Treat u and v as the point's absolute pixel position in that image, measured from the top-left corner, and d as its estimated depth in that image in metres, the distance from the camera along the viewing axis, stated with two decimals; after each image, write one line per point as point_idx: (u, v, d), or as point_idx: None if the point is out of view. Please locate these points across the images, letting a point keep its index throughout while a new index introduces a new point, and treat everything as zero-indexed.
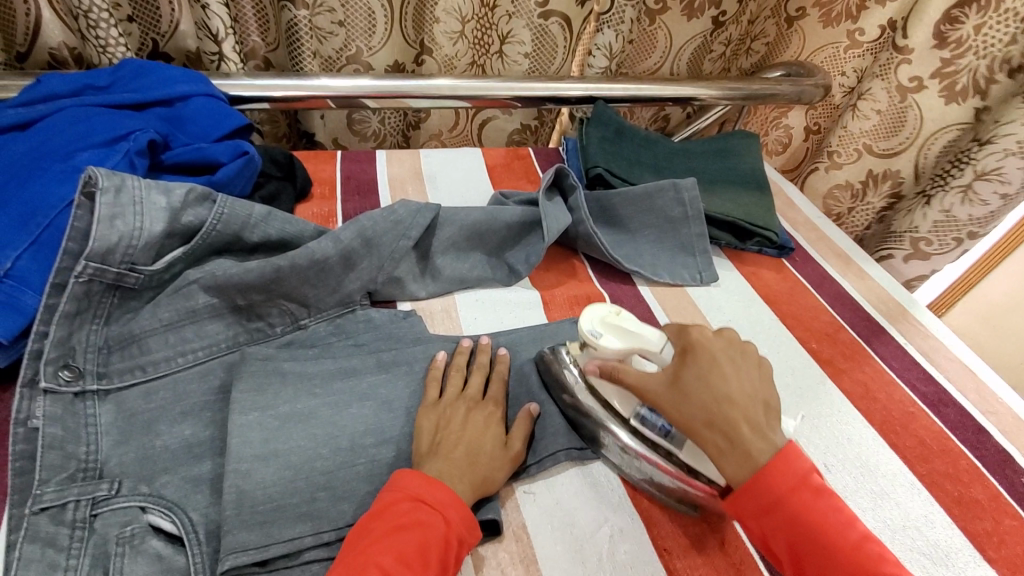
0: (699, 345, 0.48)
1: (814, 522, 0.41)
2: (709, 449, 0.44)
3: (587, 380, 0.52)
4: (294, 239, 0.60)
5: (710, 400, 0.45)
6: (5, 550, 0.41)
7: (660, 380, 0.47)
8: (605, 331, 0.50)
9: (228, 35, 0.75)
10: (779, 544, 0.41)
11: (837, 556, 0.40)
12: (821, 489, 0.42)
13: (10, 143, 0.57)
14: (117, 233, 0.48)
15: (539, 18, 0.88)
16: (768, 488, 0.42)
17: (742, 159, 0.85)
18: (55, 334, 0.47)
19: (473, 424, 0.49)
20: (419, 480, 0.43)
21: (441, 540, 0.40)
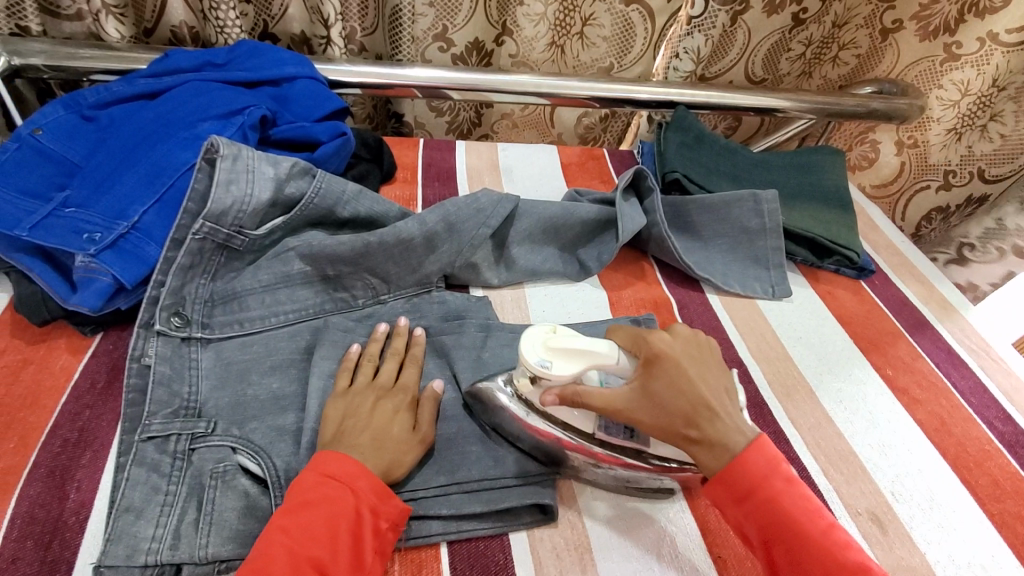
0: (661, 353, 0.46)
1: (784, 510, 0.41)
2: (689, 451, 0.44)
3: (538, 410, 0.48)
4: (381, 218, 0.64)
5: (685, 402, 0.45)
6: (114, 471, 0.45)
7: (630, 395, 0.45)
8: (555, 357, 0.45)
9: (337, 21, 0.80)
10: (750, 528, 0.42)
11: (811, 546, 0.40)
12: (794, 483, 0.43)
13: (141, 110, 0.63)
14: (231, 197, 0.54)
15: (620, 4, 0.87)
16: (739, 479, 0.42)
17: (825, 176, 0.82)
18: (171, 284, 0.52)
19: (382, 411, 0.47)
20: (322, 455, 0.43)
21: (351, 512, 0.41)
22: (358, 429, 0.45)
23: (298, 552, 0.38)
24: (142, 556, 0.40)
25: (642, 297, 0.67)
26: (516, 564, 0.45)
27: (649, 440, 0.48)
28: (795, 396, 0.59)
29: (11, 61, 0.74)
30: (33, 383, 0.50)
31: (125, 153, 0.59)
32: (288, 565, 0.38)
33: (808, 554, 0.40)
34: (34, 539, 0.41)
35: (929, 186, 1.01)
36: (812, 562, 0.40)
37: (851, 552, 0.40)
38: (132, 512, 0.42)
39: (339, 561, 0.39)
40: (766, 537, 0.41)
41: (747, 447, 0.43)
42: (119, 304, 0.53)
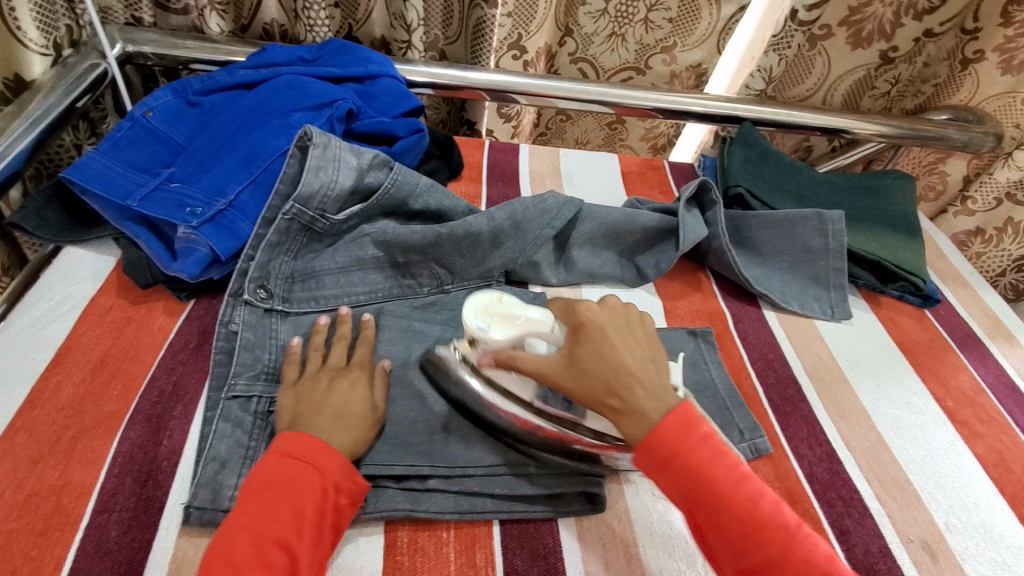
0: (589, 321, 0.46)
1: (699, 473, 0.41)
2: (606, 416, 0.44)
3: (478, 367, 0.49)
4: (449, 212, 0.66)
5: (606, 370, 0.44)
6: (203, 423, 0.49)
7: (557, 362, 0.45)
8: (494, 321, 0.46)
9: (418, 26, 0.84)
10: (673, 493, 0.42)
11: (732, 506, 0.40)
12: (715, 444, 0.42)
13: (240, 98, 0.69)
14: (319, 182, 0.58)
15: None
16: (657, 447, 0.42)
17: (893, 201, 0.81)
18: (259, 258, 0.57)
19: (337, 390, 0.48)
20: (287, 436, 0.44)
21: (314, 489, 0.42)
22: (314, 410, 0.46)
23: (263, 534, 0.39)
24: (225, 500, 0.45)
25: (697, 307, 0.68)
26: (563, 550, 0.46)
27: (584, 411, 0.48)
28: (850, 418, 0.58)
29: (126, 48, 0.81)
30: (135, 339, 0.55)
31: (225, 137, 0.65)
32: (254, 546, 0.39)
33: (721, 514, 0.40)
34: (132, 476, 0.46)
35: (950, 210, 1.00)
36: (727, 520, 0.40)
37: (771, 504, 0.40)
38: (218, 461, 0.46)
39: (304, 539, 0.40)
40: (687, 501, 0.41)
41: (663, 412, 0.43)
42: (212, 274, 0.58)
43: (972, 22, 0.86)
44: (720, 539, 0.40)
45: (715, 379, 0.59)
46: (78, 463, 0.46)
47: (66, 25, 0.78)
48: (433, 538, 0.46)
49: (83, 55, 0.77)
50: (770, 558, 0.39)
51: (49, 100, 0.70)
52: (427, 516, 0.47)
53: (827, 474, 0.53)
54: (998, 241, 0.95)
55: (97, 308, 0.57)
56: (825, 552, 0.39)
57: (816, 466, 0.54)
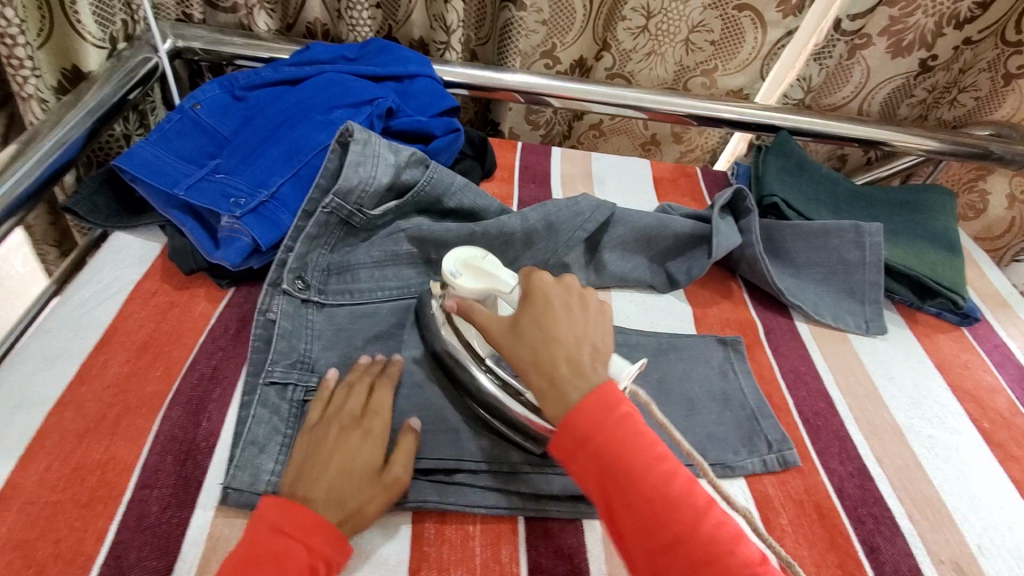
0: (535, 293, 0.47)
1: (612, 451, 0.39)
2: (535, 390, 0.43)
3: (453, 320, 0.53)
4: (482, 212, 0.67)
5: (538, 339, 0.44)
6: (241, 407, 0.51)
7: (503, 323, 0.46)
8: (465, 271, 0.51)
9: (457, 27, 0.85)
10: (590, 478, 0.39)
11: (643, 487, 0.38)
12: (632, 423, 0.40)
13: (284, 93, 0.71)
14: (358, 177, 0.59)
15: (733, 9, 0.86)
16: (576, 424, 0.40)
17: (933, 216, 0.79)
18: (298, 250, 0.58)
19: (344, 448, 0.45)
20: (276, 508, 0.41)
21: (303, 567, 0.39)
22: (318, 472, 0.44)
23: None
24: (261, 485, 0.46)
25: (728, 316, 0.68)
26: (588, 550, 0.47)
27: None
28: (883, 435, 0.57)
29: (176, 43, 0.84)
30: (178, 323, 0.57)
31: (269, 131, 0.67)
32: None
33: (633, 495, 0.38)
34: (172, 454, 0.47)
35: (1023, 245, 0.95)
36: (637, 502, 0.38)
37: (684, 485, 0.39)
38: (255, 446, 0.48)
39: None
40: (600, 480, 0.39)
41: (586, 391, 0.41)
42: (252, 264, 0.60)
43: (1015, 34, 0.83)
44: (631, 522, 0.38)
45: (743, 389, 0.58)
46: (123, 440, 0.48)
47: (122, 20, 0.81)
48: (459, 531, 0.47)
49: (136, 48, 0.80)
50: (675, 537, 0.37)
51: (103, 91, 0.73)
52: (455, 508, 0.47)
53: (858, 490, 0.52)
54: None
55: (142, 291, 0.60)
56: (735, 535, 0.37)
57: (847, 482, 0.53)
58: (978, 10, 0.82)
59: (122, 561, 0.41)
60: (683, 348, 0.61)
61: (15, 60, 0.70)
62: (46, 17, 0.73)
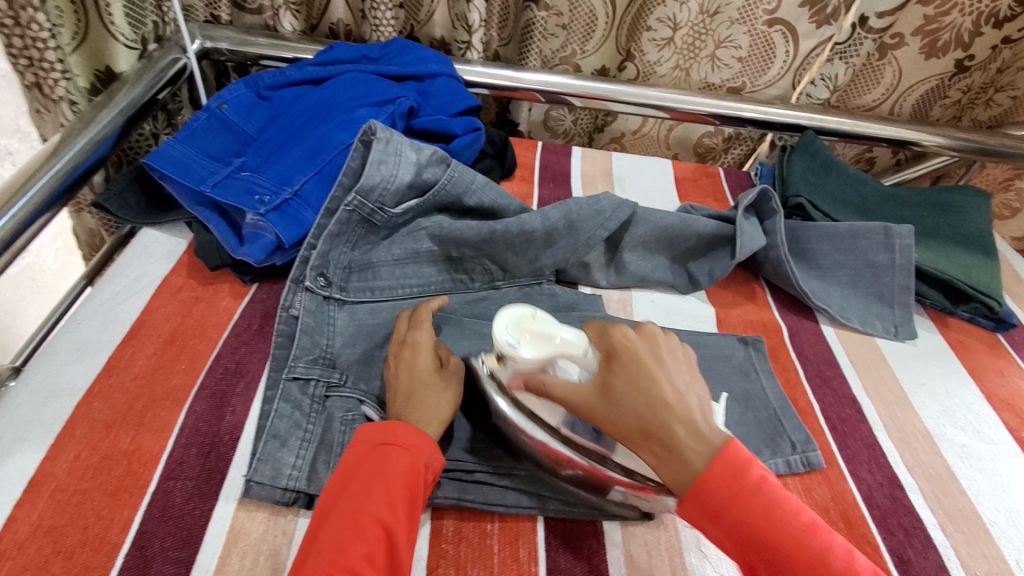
0: (621, 350, 0.43)
1: (751, 524, 0.39)
2: (648, 458, 0.41)
3: (508, 392, 0.47)
4: (502, 210, 0.67)
5: (643, 405, 0.41)
6: (265, 402, 0.51)
7: (590, 391, 0.42)
8: (525, 340, 0.44)
9: (479, 27, 0.84)
10: (729, 547, 0.40)
11: (792, 562, 0.38)
12: (763, 487, 0.39)
13: (309, 92, 0.72)
14: (380, 176, 0.60)
15: (763, 25, 0.85)
16: (709, 498, 0.39)
17: (968, 218, 0.76)
18: (320, 248, 0.59)
19: (403, 363, 0.49)
20: (370, 429, 0.45)
21: (402, 465, 0.42)
22: (393, 392, 0.48)
23: (361, 513, 0.40)
24: (283, 479, 0.46)
25: (751, 318, 0.66)
26: (607, 552, 0.46)
27: (615, 445, 0.46)
28: (914, 443, 0.55)
29: (204, 44, 0.86)
30: (203, 317, 0.58)
31: (293, 130, 0.67)
32: (354, 523, 0.40)
33: (784, 566, 0.38)
34: (197, 448, 0.48)
35: None
36: (791, 575, 0.38)
37: (840, 561, 0.38)
38: (278, 439, 0.48)
39: (400, 516, 0.41)
40: (741, 552, 0.39)
41: (707, 456, 0.40)
42: (275, 260, 0.61)
43: None
44: None
45: (766, 391, 0.57)
46: (149, 431, 0.49)
47: (153, 22, 0.83)
48: (478, 529, 0.47)
49: (166, 49, 0.82)
50: None
51: (134, 91, 0.75)
52: (474, 506, 0.47)
53: (886, 499, 0.51)
54: None
55: (169, 286, 0.61)
56: None
57: (875, 490, 0.51)
58: (1019, 8, 0.78)
59: (147, 551, 0.42)
60: (705, 349, 0.60)
61: (46, 63, 0.72)
62: (81, 20, 0.75)
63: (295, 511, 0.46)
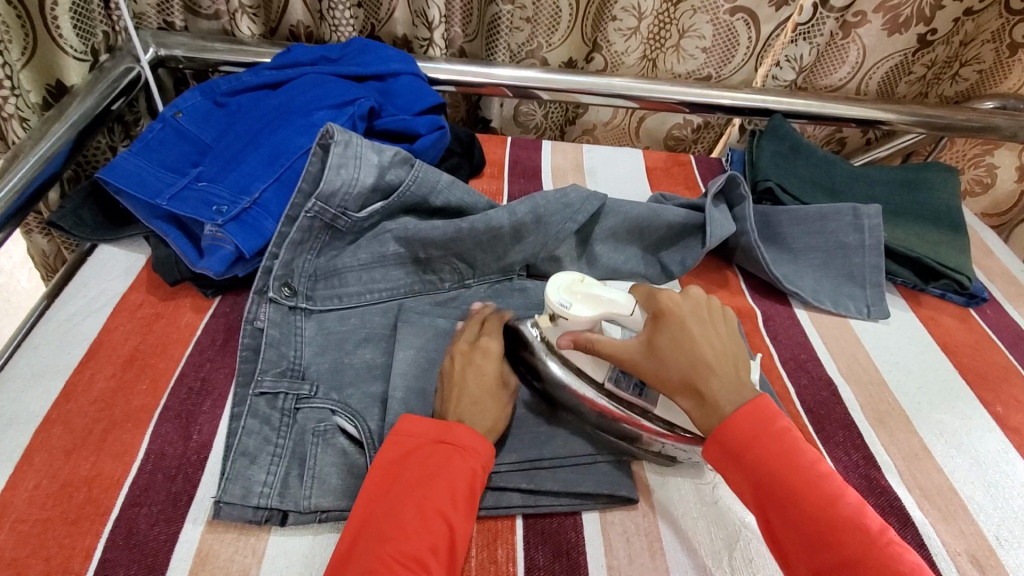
0: (669, 310, 0.47)
1: (771, 467, 0.41)
2: (682, 404, 0.45)
3: (556, 350, 0.51)
4: (470, 208, 0.66)
5: (686, 362, 0.45)
6: (231, 419, 0.50)
7: (636, 346, 0.47)
8: (576, 299, 0.48)
9: (440, 23, 0.83)
10: (746, 490, 0.42)
11: (805, 502, 0.39)
12: (787, 438, 0.42)
13: (266, 96, 0.70)
14: (340, 180, 0.58)
15: (726, 14, 0.85)
16: (730, 437, 0.42)
17: (935, 194, 0.77)
18: (283, 256, 0.57)
19: (471, 371, 0.50)
20: (434, 425, 0.45)
21: (467, 468, 0.44)
22: (456, 397, 0.48)
23: (426, 508, 0.41)
24: (252, 497, 0.45)
25: (724, 305, 0.66)
26: (589, 547, 0.45)
27: (656, 399, 0.48)
28: (889, 423, 0.56)
29: (158, 52, 0.84)
30: (164, 334, 0.57)
31: (250, 136, 0.66)
32: (419, 517, 0.41)
33: (801, 510, 0.39)
34: (162, 472, 0.47)
35: None
36: (807, 521, 0.39)
37: (851, 507, 0.39)
38: (245, 457, 0.47)
39: (460, 513, 0.42)
40: (758, 498, 0.41)
41: (737, 402, 0.43)
42: (237, 272, 0.59)
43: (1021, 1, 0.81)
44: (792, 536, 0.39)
45: None
46: (110, 456, 0.47)
47: (103, 31, 0.80)
48: None
49: (117, 58, 0.80)
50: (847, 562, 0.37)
51: (85, 104, 0.72)
52: None
53: (863, 480, 0.51)
54: None
55: (128, 303, 0.59)
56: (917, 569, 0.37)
57: (852, 471, 0.51)
58: None
59: None
60: None
61: None
62: (28, 34, 0.72)
63: (266, 529, 0.45)
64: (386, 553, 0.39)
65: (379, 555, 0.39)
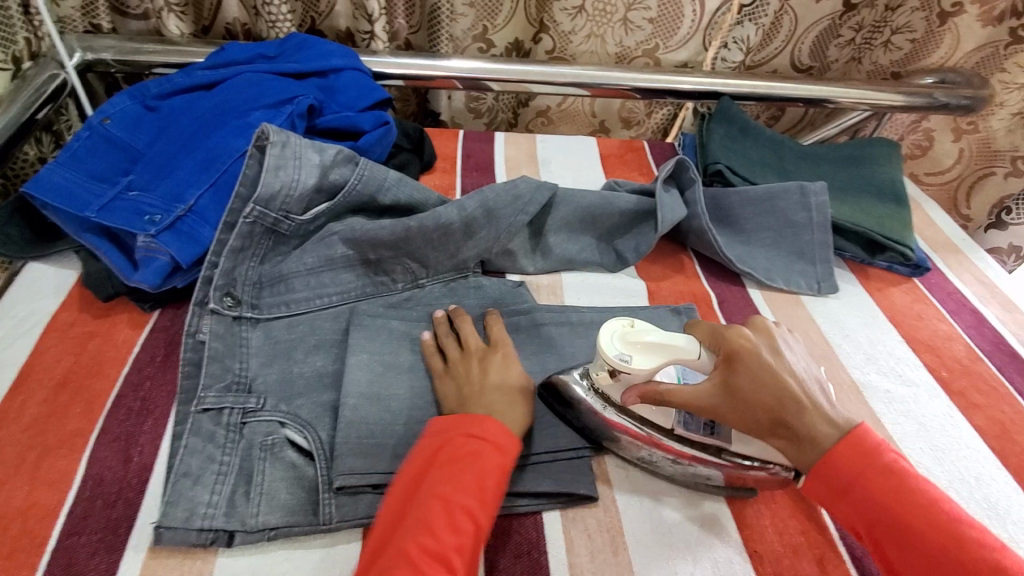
0: (740, 349, 0.45)
1: (886, 501, 0.40)
2: (775, 443, 0.44)
3: (615, 403, 0.49)
4: (420, 205, 0.65)
5: (770, 398, 0.44)
6: (172, 439, 0.47)
7: (714, 393, 0.44)
8: (636, 352, 0.46)
9: (380, 16, 0.80)
10: (856, 524, 0.41)
11: (920, 543, 0.39)
12: (900, 470, 0.41)
13: (199, 98, 0.67)
14: (280, 182, 0.56)
15: None
16: (837, 473, 0.42)
17: (879, 168, 0.79)
18: (223, 265, 0.55)
19: (490, 369, 0.50)
20: (464, 420, 0.45)
21: (494, 463, 0.43)
22: (478, 391, 0.48)
23: (452, 501, 0.40)
24: (198, 519, 0.43)
25: (680, 288, 0.67)
26: (548, 544, 0.45)
27: (730, 436, 0.47)
28: (841, 395, 0.57)
29: (85, 56, 0.79)
30: (99, 354, 0.54)
31: (183, 140, 0.63)
32: (446, 512, 0.39)
33: (918, 539, 0.39)
34: (102, 499, 0.44)
35: (996, 172, 0.97)
36: (926, 547, 0.39)
37: (969, 528, 0.39)
38: (189, 477, 0.45)
39: (485, 510, 0.41)
40: (871, 536, 0.41)
41: (837, 437, 0.43)
42: (175, 283, 0.56)
43: None
44: (919, 569, 0.38)
45: None
46: (44, 484, 0.45)
47: (25, 37, 0.75)
48: None
49: (41, 65, 0.75)
50: None
51: (11, 112, 0.68)
52: None
53: None
54: None
55: (59, 324, 0.56)
56: None
57: None
58: None
59: None
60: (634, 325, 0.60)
61: None
62: None
63: (214, 551, 0.43)
64: (411, 546, 0.38)
65: (405, 549, 0.38)
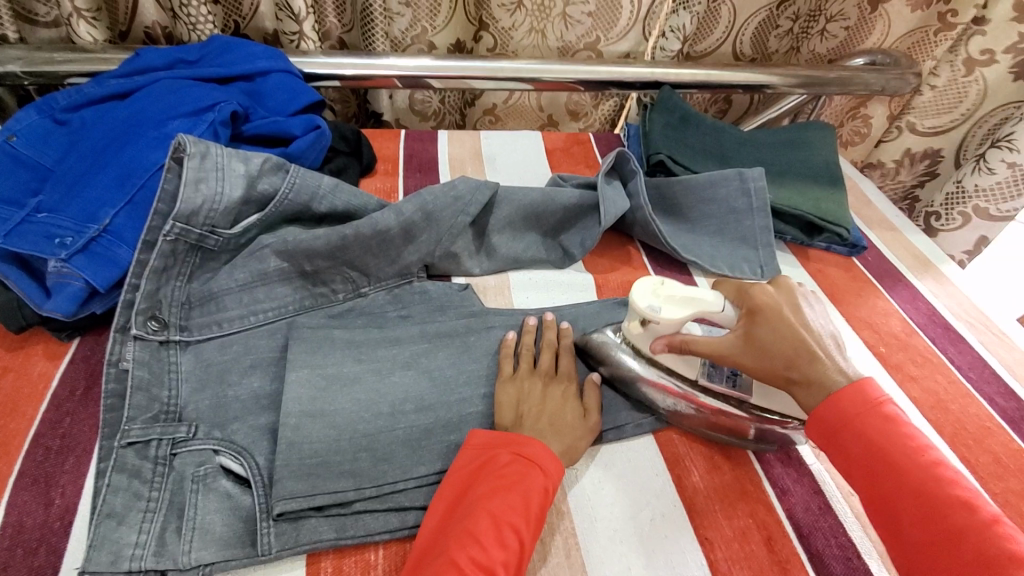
0: (764, 304, 0.48)
1: (873, 443, 0.42)
2: (787, 390, 0.46)
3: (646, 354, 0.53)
4: (359, 211, 0.62)
5: (789, 348, 0.46)
6: (96, 478, 0.45)
7: (734, 341, 0.48)
8: (664, 301, 0.49)
9: (308, 15, 0.78)
10: (848, 466, 0.43)
11: (907, 481, 0.40)
12: (897, 418, 0.42)
13: (112, 109, 0.63)
14: (201, 196, 0.52)
15: None
16: (830, 414, 0.43)
17: (815, 152, 0.80)
18: (145, 287, 0.52)
19: (552, 399, 0.50)
20: (519, 438, 0.45)
21: (540, 486, 0.43)
22: (534, 415, 0.49)
23: (500, 516, 0.40)
24: (125, 561, 0.40)
25: (629, 279, 0.67)
26: None
27: (751, 389, 0.51)
28: None
29: None
30: (13, 390, 0.50)
31: (94, 155, 0.59)
32: (494, 528, 0.39)
33: (903, 482, 0.40)
34: (22, 547, 0.41)
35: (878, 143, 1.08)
36: (907, 492, 0.40)
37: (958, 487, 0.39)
38: (114, 518, 0.42)
39: (530, 532, 0.41)
40: (860, 472, 0.42)
41: (845, 382, 0.44)
42: (93, 309, 0.53)
43: None
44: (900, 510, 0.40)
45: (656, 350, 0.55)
46: None
47: None
48: (360, 562, 0.44)
49: None
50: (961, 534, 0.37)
51: None
52: (354, 540, 0.44)
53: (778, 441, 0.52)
54: (895, 173, 1.06)
55: None
56: None
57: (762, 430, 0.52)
58: None
59: None
60: (583, 321, 0.60)
61: None
62: None
63: None
64: (458, 556, 0.38)
65: (452, 558, 0.38)
